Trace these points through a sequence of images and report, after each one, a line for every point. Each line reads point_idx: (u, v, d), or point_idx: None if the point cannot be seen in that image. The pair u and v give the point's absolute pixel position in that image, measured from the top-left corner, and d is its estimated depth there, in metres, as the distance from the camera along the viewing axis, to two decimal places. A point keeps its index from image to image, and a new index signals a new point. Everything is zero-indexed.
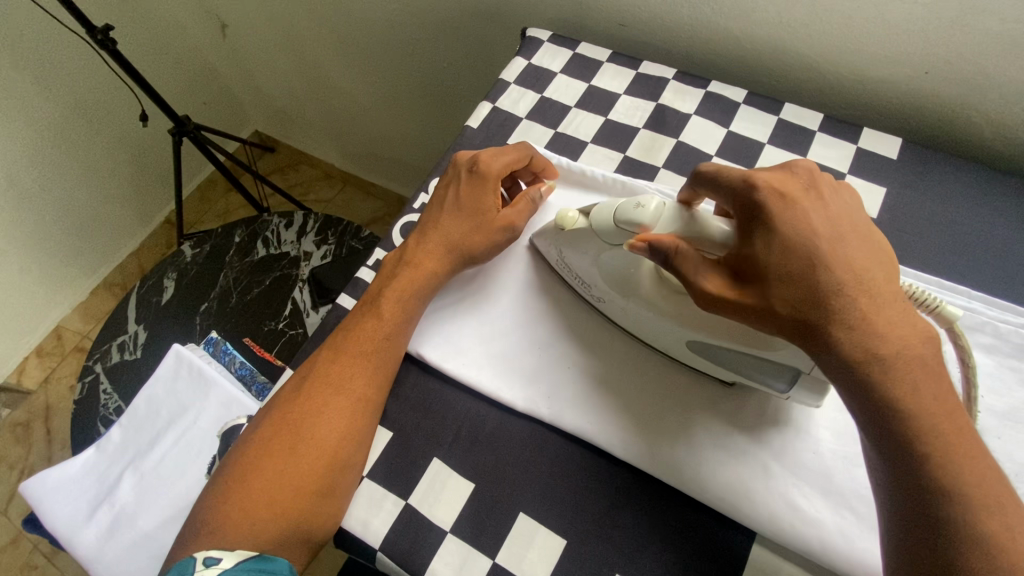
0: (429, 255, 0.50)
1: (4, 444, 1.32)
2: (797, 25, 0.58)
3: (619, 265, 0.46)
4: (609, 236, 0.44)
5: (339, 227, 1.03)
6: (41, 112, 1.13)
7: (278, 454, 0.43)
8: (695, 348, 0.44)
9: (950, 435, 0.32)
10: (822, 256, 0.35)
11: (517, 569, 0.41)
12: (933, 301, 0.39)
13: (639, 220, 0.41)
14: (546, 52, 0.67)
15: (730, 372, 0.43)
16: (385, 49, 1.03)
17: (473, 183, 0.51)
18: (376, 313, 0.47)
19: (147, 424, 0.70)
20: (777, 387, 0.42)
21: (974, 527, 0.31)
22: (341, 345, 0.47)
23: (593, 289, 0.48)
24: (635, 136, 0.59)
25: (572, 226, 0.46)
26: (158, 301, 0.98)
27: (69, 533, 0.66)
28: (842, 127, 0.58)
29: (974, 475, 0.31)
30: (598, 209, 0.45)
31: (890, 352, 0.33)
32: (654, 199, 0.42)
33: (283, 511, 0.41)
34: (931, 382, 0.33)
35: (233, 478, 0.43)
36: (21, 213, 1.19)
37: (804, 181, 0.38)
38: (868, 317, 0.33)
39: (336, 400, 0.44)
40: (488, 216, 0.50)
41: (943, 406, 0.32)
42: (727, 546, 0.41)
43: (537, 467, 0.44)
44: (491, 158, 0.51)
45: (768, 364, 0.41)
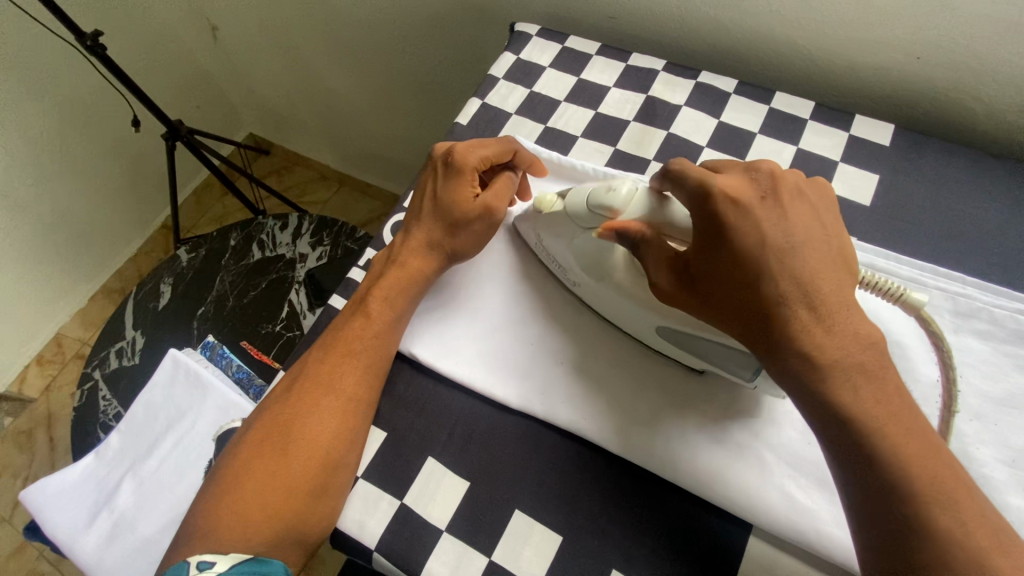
0: (415, 254, 0.50)
1: (7, 452, 1.32)
2: (788, 13, 0.58)
3: (590, 248, 0.46)
4: (584, 220, 0.45)
5: (334, 229, 1.03)
6: (34, 119, 1.13)
7: (270, 456, 0.43)
8: (664, 334, 0.44)
9: (895, 438, 0.32)
10: (769, 267, 0.35)
11: (513, 566, 0.41)
12: (896, 290, 0.40)
13: (610, 204, 0.43)
14: (535, 46, 0.66)
15: (698, 359, 0.44)
16: (375, 49, 1.03)
17: (453, 174, 0.50)
18: (364, 312, 0.47)
19: (146, 429, 0.70)
20: (744, 375, 0.42)
21: (927, 526, 0.31)
22: (330, 346, 0.47)
23: (570, 274, 0.49)
24: (626, 128, 0.59)
25: (549, 209, 0.48)
26: (155, 306, 0.98)
27: (68, 541, 0.66)
28: (835, 115, 0.57)
29: (925, 472, 0.31)
30: (574, 192, 0.46)
31: (827, 362, 0.33)
32: (626, 184, 0.43)
33: (278, 514, 0.41)
34: (872, 385, 0.33)
35: (227, 482, 0.43)
36: (18, 222, 1.19)
37: (761, 190, 0.37)
38: (809, 330, 0.34)
39: (326, 401, 0.44)
40: (464, 208, 0.49)
41: (886, 411, 0.33)
42: (722, 538, 0.41)
43: (531, 464, 0.44)
44: (468, 150, 0.50)
45: (732, 352, 0.41)
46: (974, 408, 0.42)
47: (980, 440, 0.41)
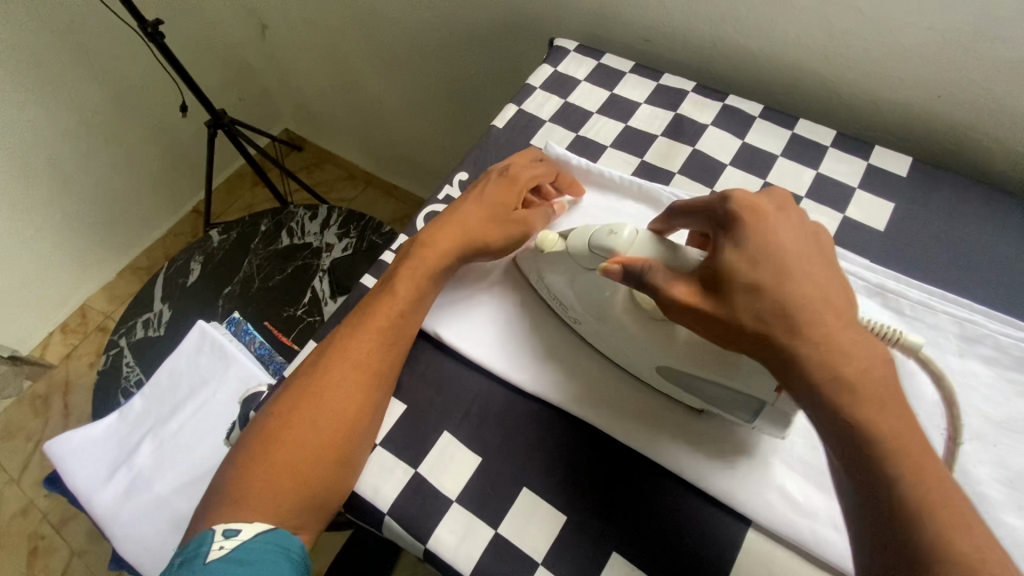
0: (449, 248, 0.52)
1: (23, 414, 1.36)
2: (816, 46, 0.61)
3: (591, 287, 0.47)
4: (584, 258, 0.46)
5: (361, 223, 1.07)
6: (87, 99, 1.20)
7: (298, 424, 0.45)
8: (664, 374, 0.45)
9: (907, 449, 0.32)
10: (788, 277, 0.37)
11: (517, 539, 0.43)
12: (894, 333, 0.41)
13: (612, 245, 0.44)
14: (572, 60, 0.69)
15: (697, 399, 0.45)
16: (416, 55, 1.08)
17: (502, 179, 0.54)
18: (396, 292, 0.49)
19: (169, 393, 0.74)
20: (742, 416, 0.43)
21: (937, 539, 0.30)
22: (363, 321, 0.49)
23: (570, 311, 0.50)
24: (653, 142, 0.62)
25: (551, 247, 0.48)
26: (184, 282, 1.01)
27: (86, 492, 0.68)
28: (855, 144, 0.60)
29: (927, 484, 0.32)
30: (577, 232, 0.47)
31: (851, 372, 0.34)
32: (627, 228, 0.44)
33: (301, 480, 0.44)
34: (890, 400, 0.34)
35: (257, 447, 0.45)
36: (59, 194, 1.25)
37: (779, 202, 0.41)
38: (831, 337, 0.35)
39: (353, 376, 0.46)
40: (507, 215, 0.53)
41: (902, 421, 0.33)
42: (720, 528, 0.43)
43: (541, 447, 0.46)
44: (521, 169, 0.55)
45: (732, 395, 0.42)
46: (974, 429, 0.44)
47: (979, 458, 0.43)
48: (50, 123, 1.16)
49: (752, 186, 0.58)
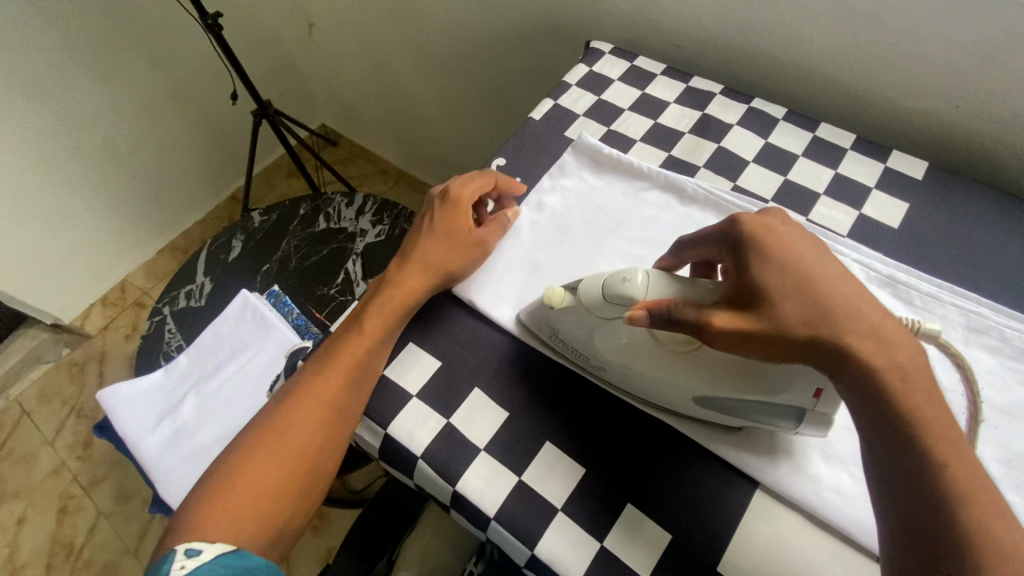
0: (412, 277, 0.53)
1: (59, 380, 1.42)
2: (839, 55, 0.64)
3: (614, 335, 0.46)
4: (600, 310, 0.46)
5: (394, 212, 1.12)
6: (143, 84, 1.28)
7: (263, 451, 0.48)
8: (703, 403, 0.46)
9: (954, 442, 0.34)
10: (820, 285, 0.37)
11: (540, 486, 0.46)
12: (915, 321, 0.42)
13: (630, 292, 0.44)
14: (606, 61, 0.74)
15: (738, 418, 0.46)
16: (455, 56, 1.14)
17: (453, 210, 0.56)
18: (359, 327, 0.52)
19: (212, 354, 0.79)
20: (784, 424, 0.45)
21: (988, 530, 0.32)
22: (327, 355, 0.52)
23: (593, 359, 0.49)
24: (681, 139, 0.66)
25: (560, 302, 0.48)
26: (225, 258, 1.07)
27: (134, 438, 0.74)
28: (874, 148, 0.63)
29: (971, 477, 0.33)
30: (586, 282, 0.47)
31: (889, 373, 0.35)
32: (638, 273, 0.45)
33: (263, 505, 0.47)
34: (926, 398, 0.34)
35: (226, 473, 0.48)
36: (110, 172, 1.32)
37: (782, 219, 0.42)
38: (871, 339, 0.36)
39: (315, 409, 0.49)
40: (461, 237, 0.55)
41: (946, 417, 0.34)
42: (728, 487, 0.46)
43: (566, 407, 0.50)
44: (462, 187, 0.57)
45: (775, 407, 0.43)
46: None
47: (981, 438, 0.45)
48: (109, 105, 1.24)
49: (773, 182, 0.62)
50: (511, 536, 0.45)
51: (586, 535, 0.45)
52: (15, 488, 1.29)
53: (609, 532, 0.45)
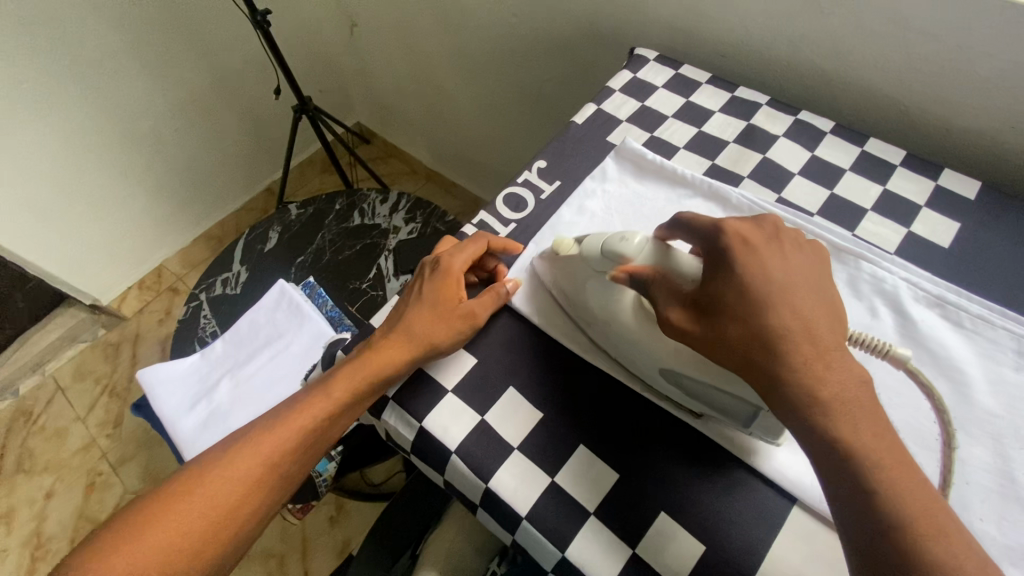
0: (394, 346, 0.51)
1: (94, 359, 1.47)
2: (893, 69, 0.63)
3: (603, 293, 0.50)
4: (596, 263, 0.49)
5: (427, 210, 1.13)
6: (190, 76, 1.32)
7: (188, 505, 0.46)
8: (666, 375, 0.47)
9: (889, 470, 0.35)
10: (774, 309, 0.39)
11: (572, 489, 0.46)
12: (883, 345, 0.42)
13: (622, 251, 0.47)
14: (651, 69, 0.74)
15: (700, 404, 0.47)
16: (494, 59, 1.15)
17: (446, 279, 0.54)
18: (329, 390, 0.50)
19: (247, 341, 0.81)
20: (739, 421, 0.45)
21: (923, 557, 0.33)
22: (287, 413, 0.51)
23: (584, 315, 0.52)
24: (725, 148, 0.65)
25: (567, 251, 0.52)
26: (262, 248, 1.09)
27: (171, 419, 0.76)
28: (925, 165, 0.62)
29: (910, 503, 0.34)
30: (591, 238, 0.51)
31: (829, 396, 0.36)
32: (638, 235, 0.48)
33: (171, 567, 0.45)
34: (867, 421, 0.36)
35: (140, 520, 0.46)
36: (154, 160, 1.37)
37: (768, 232, 0.44)
38: (812, 364, 0.37)
39: (254, 471, 0.48)
40: (450, 308, 0.53)
41: (881, 444, 0.35)
42: (765, 504, 0.46)
43: (600, 411, 0.50)
44: (453, 256, 0.55)
45: (733, 401, 0.44)
46: None
47: None
48: (157, 95, 1.28)
49: (818, 196, 0.61)
50: (541, 537, 0.45)
51: (618, 541, 0.45)
52: (48, 461, 1.34)
53: (641, 540, 0.44)
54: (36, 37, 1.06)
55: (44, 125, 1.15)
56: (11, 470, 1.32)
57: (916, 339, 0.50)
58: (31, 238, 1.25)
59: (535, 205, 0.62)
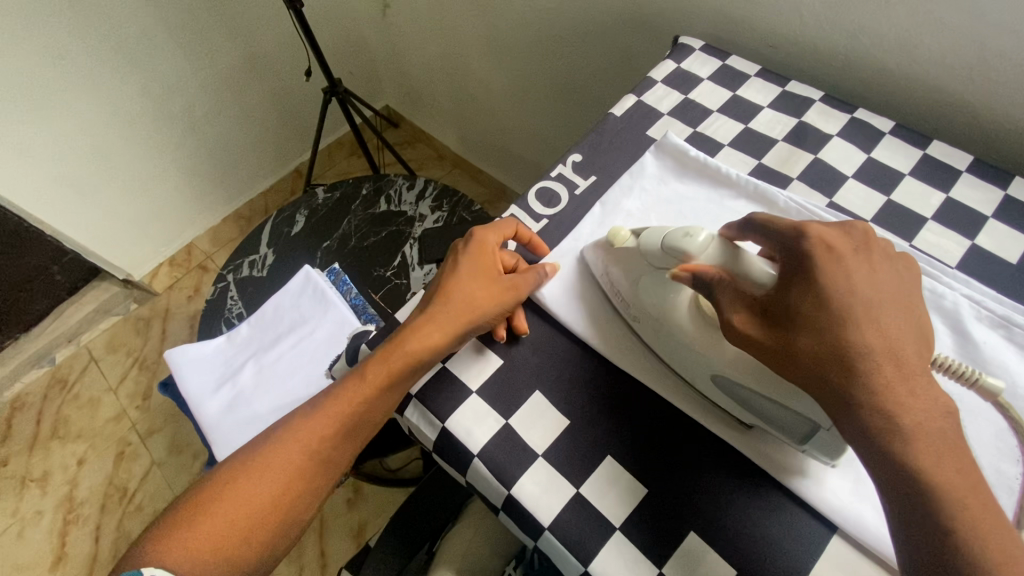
0: (431, 325, 0.49)
1: (126, 332, 1.50)
2: (963, 67, 0.59)
3: (655, 289, 0.48)
4: (655, 260, 0.47)
5: (454, 198, 1.11)
6: (223, 55, 1.31)
7: (237, 489, 0.47)
8: (719, 384, 0.45)
9: (971, 509, 0.32)
10: (855, 321, 0.37)
11: (598, 502, 0.45)
12: (973, 374, 0.39)
13: (686, 248, 0.45)
14: (696, 59, 0.70)
15: (751, 415, 0.45)
16: (529, 44, 1.11)
17: (477, 253, 0.53)
18: (366, 373, 0.49)
19: (272, 326, 0.81)
20: (794, 438, 0.43)
21: None
22: (327, 398, 0.50)
23: (629, 308, 0.50)
24: (773, 147, 0.62)
25: (622, 243, 0.50)
26: (288, 231, 1.09)
27: (197, 400, 0.77)
28: (993, 172, 0.57)
29: (995, 546, 0.32)
30: (650, 231, 0.48)
31: (911, 424, 0.34)
32: (704, 232, 0.45)
33: (225, 547, 0.45)
34: (952, 454, 0.34)
35: (194, 505, 0.47)
36: (186, 139, 1.38)
37: (857, 242, 0.41)
38: (891, 384, 0.35)
39: (295, 455, 0.48)
40: (485, 283, 0.51)
41: (965, 481, 0.33)
42: (802, 532, 0.43)
43: (629, 422, 0.48)
44: (483, 232, 0.54)
45: (789, 415, 0.42)
46: None
47: None
48: (190, 73, 1.29)
49: (873, 202, 0.57)
50: (564, 549, 0.44)
51: (645, 560, 0.43)
52: (81, 429, 1.38)
53: (668, 562, 0.43)
54: (73, 13, 1.06)
55: (80, 102, 1.16)
56: (47, 436, 1.37)
57: (975, 363, 0.47)
58: (67, 212, 1.28)
59: (569, 201, 0.60)
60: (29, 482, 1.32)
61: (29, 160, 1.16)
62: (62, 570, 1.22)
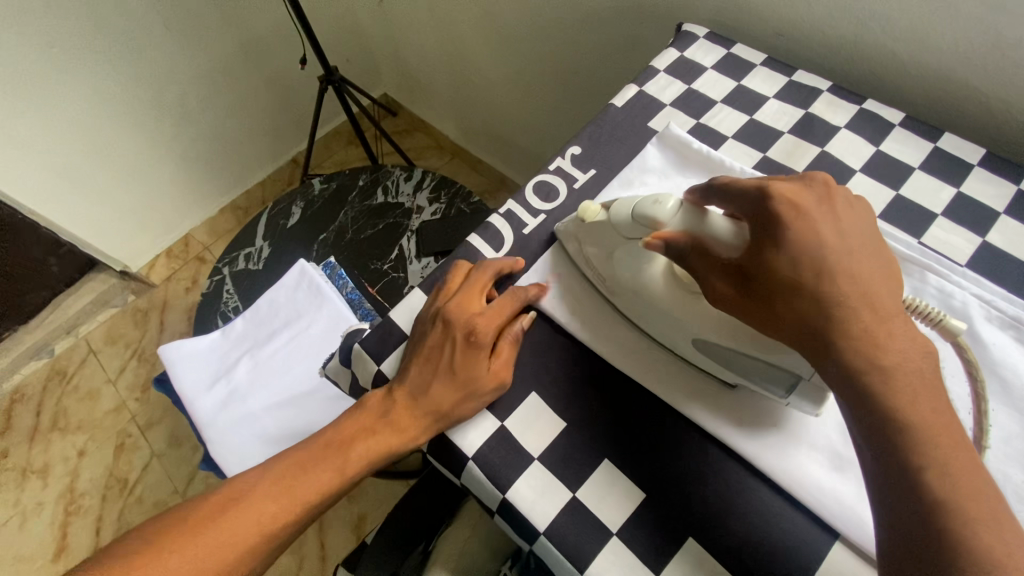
0: (417, 421, 0.47)
1: (124, 324, 1.49)
2: (976, 57, 0.56)
3: (630, 259, 0.48)
4: (626, 230, 0.46)
5: (452, 190, 1.09)
6: (217, 43, 1.29)
7: (209, 543, 0.45)
8: (699, 347, 0.45)
9: (942, 446, 0.33)
10: (833, 274, 0.36)
11: (594, 506, 0.44)
12: (938, 315, 0.41)
13: (655, 217, 0.44)
14: (700, 47, 0.67)
15: (732, 373, 0.45)
16: (528, 31, 1.08)
17: (478, 350, 0.47)
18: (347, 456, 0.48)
19: (267, 320, 0.79)
20: (776, 392, 0.43)
21: (968, 542, 0.30)
22: (311, 466, 0.48)
23: (607, 281, 0.50)
24: (779, 139, 0.60)
25: (592, 218, 0.49)
26: (284, 224, 1.07)
27: (190, 396, 0.77)
28: (1006, 166, 0.55)
29: (963, 484, 0.32)
30: (619, 203, 0.47)
31: (889, 363, 0.34)
32: (671, 198, 0.44)
33: None
34: (928, 394, 0.34)
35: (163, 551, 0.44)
36: (180, 129, 1.35)
37: (818, 193, 0.40)
38: (870, 331, 0.35)
39: (270, 521, 0.46)
40: (476, 383, 0.47)
41: (938, 418, 0.33)
42: (804, 542, 0.42)
43: (628, 425, 0.47)
44: (487, 324, 0.48)
45: (772, 369, 0.42)
46: None
47: None
48: (183, 62, 1.26)
49: (881, 197, 0.55)
50: (560, 553, 0.43)
51: (642, 565, 0.42)
52: (80, 420, 1.38)
53: (666, 567, 0.42)
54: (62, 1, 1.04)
55: (73, 92, 1.14)
56: (47, 428, 1.37)
57: (984, 363, 0.45)
58: (61, 204, 1.26)
59: (567, 195, 0.58)
60: (29, 473, 1.32)
61: (22, 151, 1.14)
62: (64, 561, 1.23)
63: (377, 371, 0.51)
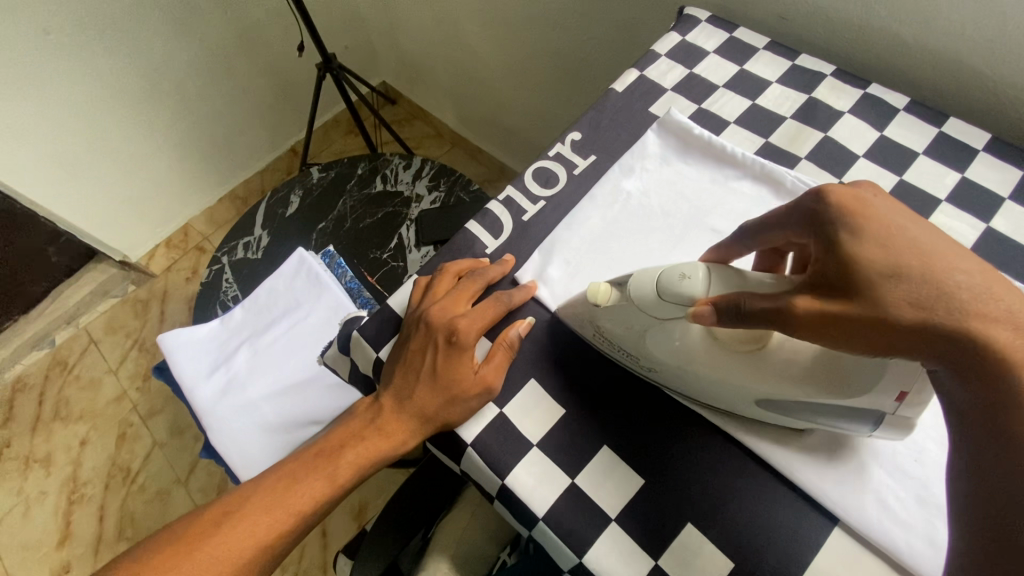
0: (403, 426, 0.48)
1: (124, 314, 1.49)
2: (981, 41, 0.56)
3: (666, 339, 0.42)
4: (658, 309, 0.40)
5: (451, 178, 1.09)
6: (214, 30, 1.27)
7: (210, 551, 0.45)
8: (765, 405, 0.41)
9: None
10: (937, 268, 0.34)
11: (594, 492, 0.44)
12: None
13: (691, 287, 0.39)
14: (701, 31, 0.66)
15: (804, 421, 0.42)
16: (528, 17, 1.07)
17: (460, 353, 0.47)
18: (338, 461, 0.48)
19: (265, 310, 0.79)
20: (855, 429, 0.41)
21: None
22: (305, 471, 0.48)
23: (640, 358, 0.45)
24: (782, 124, 0.59)
25: (605, 299, 0.43)
26: (283, 213, 1.07)
27: (190, 385, 0.77)
28: (1011, 151, 0.55)
29: None
30: (635, 277, 0.42)
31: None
32: (698, 268, 0.39)
33: None
34: None
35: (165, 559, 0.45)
36: (177, 118, 1.34)
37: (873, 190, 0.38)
38: (998, 325, 0.32)
39: (268, 528, 0.46)
40: (460, 386, 0.46)
41: None
42: (803, 527, 0.42)
43: (627, 411, 0.47)
44: (469, 327, 0.47)
45: (854, 413, 0.39)
46: None
47: None
48: (180, 49, 1.25)
49: (884, 183, 0.55)
50: (560, 540, 0.43)
51: (642, 552, 0.42)
52: (82, 410, 1.38)
53: (666, 553, 0.42)
54: None
55: (68, 80, 1.13)
56: (49, 417, 1.38)
57: None
58: (58, 194, 1.25)
59: (567, 181, 0.57)
60: (32, 462, 1.33)
61: (20, 141, 1.13)
62: (67, 548, 1.24)
63: (376, 359, 0.51)
